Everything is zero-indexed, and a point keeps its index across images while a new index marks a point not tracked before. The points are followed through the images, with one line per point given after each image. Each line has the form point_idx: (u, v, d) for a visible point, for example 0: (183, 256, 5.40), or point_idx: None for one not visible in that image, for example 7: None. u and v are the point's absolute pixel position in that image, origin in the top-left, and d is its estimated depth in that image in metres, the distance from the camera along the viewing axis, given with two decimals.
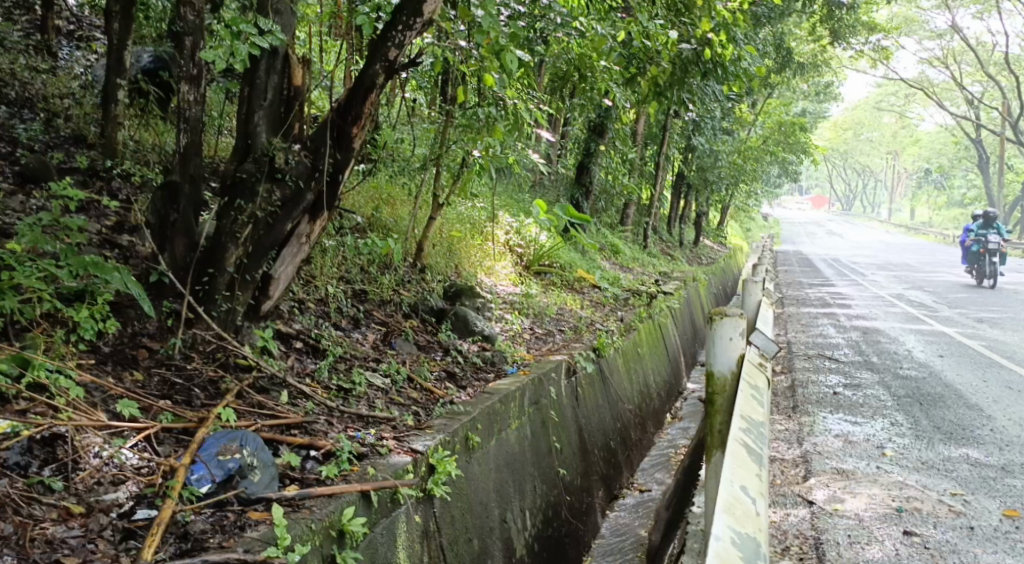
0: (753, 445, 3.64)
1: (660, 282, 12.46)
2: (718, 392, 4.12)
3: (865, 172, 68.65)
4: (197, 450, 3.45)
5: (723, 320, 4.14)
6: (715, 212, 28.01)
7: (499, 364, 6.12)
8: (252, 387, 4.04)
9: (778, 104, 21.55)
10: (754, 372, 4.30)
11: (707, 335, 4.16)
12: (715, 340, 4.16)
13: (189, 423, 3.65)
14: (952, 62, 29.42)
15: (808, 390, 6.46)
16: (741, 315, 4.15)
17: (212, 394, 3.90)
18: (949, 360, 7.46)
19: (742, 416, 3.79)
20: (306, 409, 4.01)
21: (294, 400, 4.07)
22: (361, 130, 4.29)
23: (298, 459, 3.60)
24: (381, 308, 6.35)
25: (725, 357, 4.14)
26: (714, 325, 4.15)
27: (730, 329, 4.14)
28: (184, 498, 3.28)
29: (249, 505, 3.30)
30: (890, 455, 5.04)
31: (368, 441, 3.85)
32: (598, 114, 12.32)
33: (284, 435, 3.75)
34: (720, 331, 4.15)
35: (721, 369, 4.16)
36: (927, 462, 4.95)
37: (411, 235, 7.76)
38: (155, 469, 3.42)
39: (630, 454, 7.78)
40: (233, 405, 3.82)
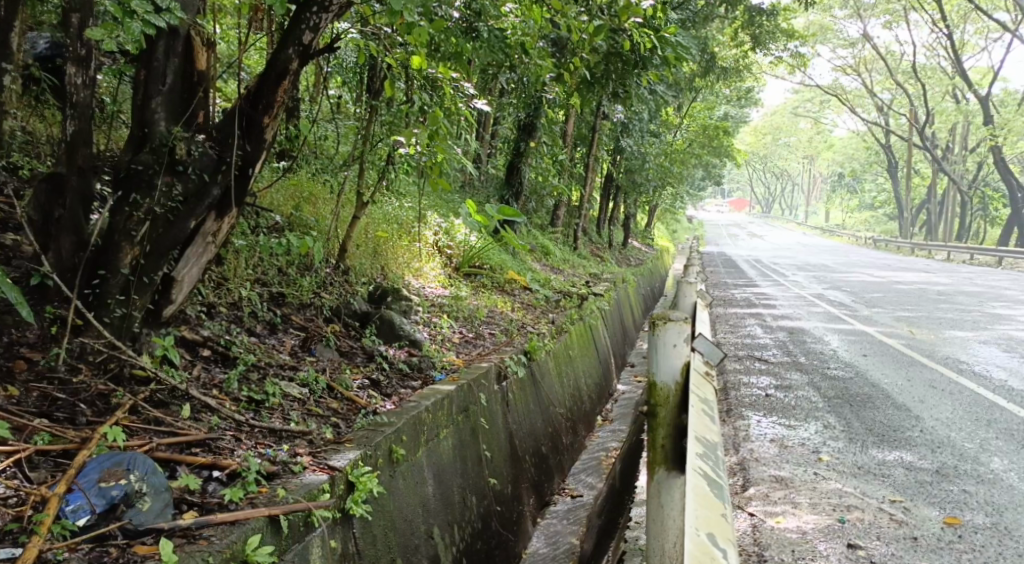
0: (713, 474, 3.45)
1: (591, 283, 12.34)
2: (661, 404, 3.92)
3: (786, 177, 70.24)
4: (74, 476, 3.07)
5: (667, 325, 3.94)
6: (642, 215, 28.14)
7: (425, 369, 5.84)
8: (148, 401, 3.69)
9: (702, 108, 21.75)
10: (701, 382, 4.12)
11: (648, 342, 3.99)
12: (658, 346, 3.98)
13: (69, 444, 3.26)
14: (866, 69, 30.23)
15: (740, 392, 6.33)
16: (685, 321, 3.98)
17: (100, 411, 3.54)
18: (872, 359, 7.43)
19: (697, 440, 3.60)
20: (211, 425, 3.66)
21: (197, 415, 3.71)
22: (273, 119, 3.99)
23: (198, 481, 3.26)
24: (301, 313, 6.01)
25: (669, 365, 3.96)
26: (657, 331, 3.95)
27: (674, 335, 3.96)
28: (55, 533, 2.91)
29: (135, 539, 2.96)
30: (827, 461, 4.91)
31: (281, 458, 3.52)
32: (527, 113, 12.11)
33: (183, 454, 3.40)
34: (664, 338, 3.96)
35: (664, 379, 3.96)
36: (863, 466, 4.84)
37: (334, 235, 7.43)
38: (25, 499, 3.03)
39: (562, 459, 7.57)
40: (124, 423, 3.46)
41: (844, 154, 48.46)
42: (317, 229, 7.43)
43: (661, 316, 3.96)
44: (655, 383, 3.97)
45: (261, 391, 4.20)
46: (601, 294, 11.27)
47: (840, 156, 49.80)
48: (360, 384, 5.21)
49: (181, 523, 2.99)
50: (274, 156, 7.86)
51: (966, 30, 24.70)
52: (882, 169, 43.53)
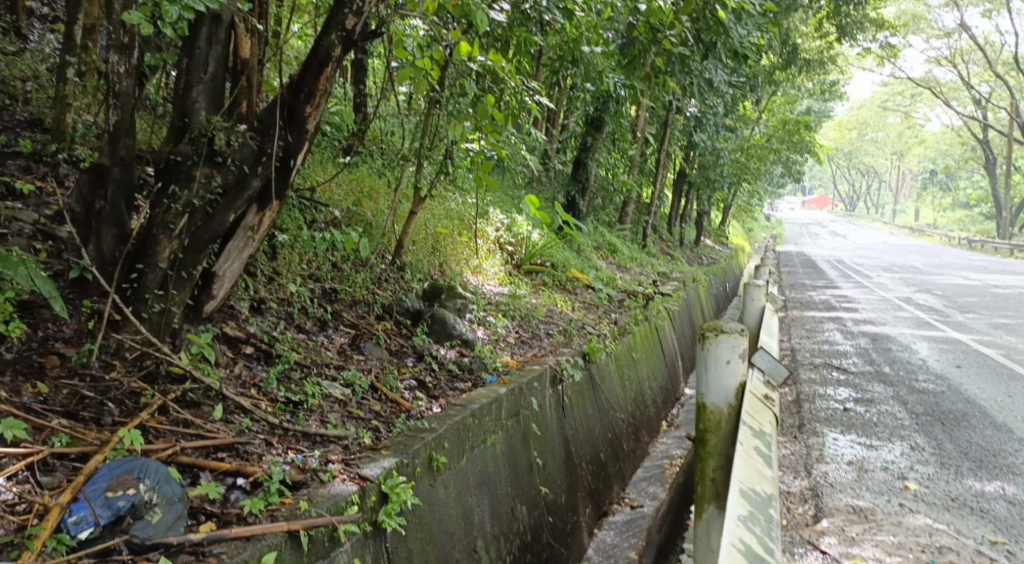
0: (755, 542, 3.17)
1: (659, 282, 12.01)
2: (712, 429, 3.78)
3: (871, 173, 68.14)
4: (82, 484, 2.97)
5: (719, 337, 3.74)
6: (717, 212, 27.51)
7: (476, 369, 5.65)
8: (180, 402, 3.57)
9: (782, 102, 21.12)
10: (757, 407, 3.89)
11: (700, 357, 3.80)
12: (710, 362, 3.79)
13: (88, 447, 3.17)
14: (959, 61, 29.02)
15: (816, 406, 5.96)
16: (740, 335, 3.77)
17: (128, 410, 3.44)
18: (967, 371, 6.95)
19: (742, 494, 3.33)
20: (241, 428, 3.54)
21: (229, 416, 3.60)
22: (316, 108, 3.86)
23: (219, 490, 3.17)
24: (352, 310, 5.88)
25: (721, 385, 3.77)
26: (709, 344, 3.77)
27: (727, 351, 3.77)
28: (60, 546, 2.82)
29: (141, 554, 2.86)
30: (915, 490, 4.54)
31: (310, 465, 3.40)
32: (597, 105, 11.82)
33: (208, 459, 3.30)
34: (716, 354, 3.78)
35: (714, 400, 3.79)
36: (958, 498, 4.46)
37: (391, 230, 7.30)
38: (32, 506, 2.94)
39: (622, 466, 7.30)
40: (150, 424, 3.37)
41: (932, 151, 46.74)
42: (374, 224, 7.31)
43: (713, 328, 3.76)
44: (704, 405, 3.80)
45: (300, 391, 4.06)
46: (669, 294, 10.92)
47: (927, 153, 48.02)
48: (407, 385, 5.03)
49: (192, 537, 2.90)
50: (338, 149, 7.78)
51: None
52: (973, 167, 41.79)
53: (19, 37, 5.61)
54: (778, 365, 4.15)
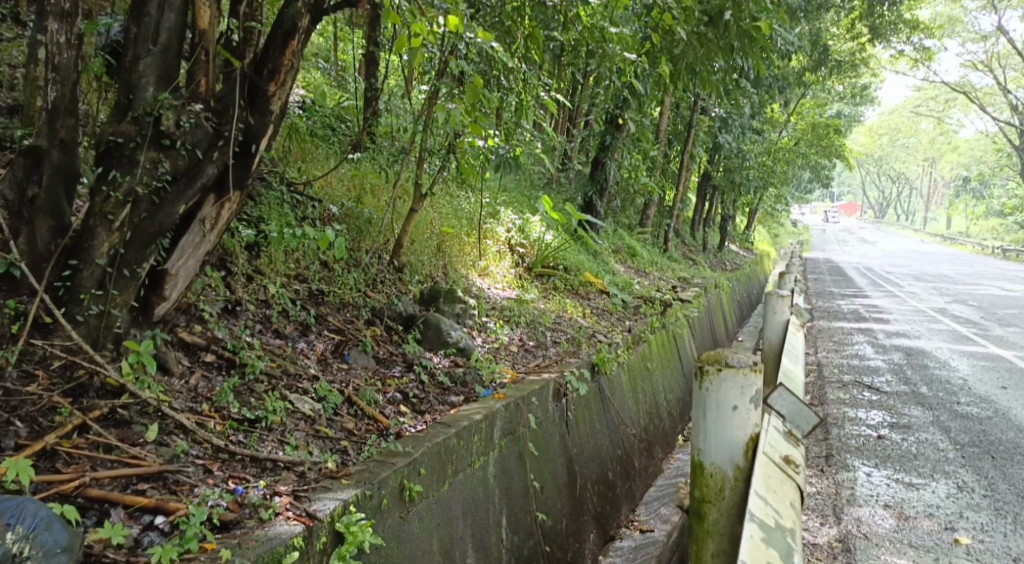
0: None
1: (679, 288, 11.49)
2: (712, 501, 3.39)
3: (901, 180, 67.06)
4: None
5: (721, 375, 3.30)
6: (742, 217, 26.86)
7: (468, 382, 5.19)
8: (104, 421, 3.18)
9: (812, 105, 20.51)
10: (774, 483, 3.31)
11: (701, 401, 3.36)
12: (715, 408, 3.35)
13: None
14: (997, 65, 28.31)
15: (846, 432, 5.44)
16: (749, 378, 3.30)
17: (36, 432, 3.04)
18: (1013, 394, 6.39)
19: None
20: (174, 454, 3.15)
21: (164, 437, 3.21)
22: (281, 84, 3.46)
23: (129, 533, 2.79)
24: (339, 314, 5.42)
25: (725, 436, 3.34)
26: (711, 384, 3.33)
27: (733, 394, 3.32)
28: None
29: None
30: (967, 545, 3.99)
31: (252, 497, 3.03)
32: (617, 103, 11.32)
33: (122, 492, 2.94)
34: (720, 397, 3.33)
35: (716, 460, 3.37)
36: (1018, 556, 3.91)
37: (389, 229, 6.87)
38: None
39: (632, 485, 6.80)
40: (62, 448, 3.02)
41: (965, 158, 45.76)
42: (371, 222, 6.88)
43: (714, 362, 3.33)
44: (704, 465, 3.39)
45: (259, 406, 3.62)
46: (688, 300, 10.41)
47: (960, 160, 47.09)
48: (390, 398, 4.56)
49: None
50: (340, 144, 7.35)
51: None
52: (1007, 175, 40.87)
53: (17, 23, 5.19)
54: (803, 411, 3.62)
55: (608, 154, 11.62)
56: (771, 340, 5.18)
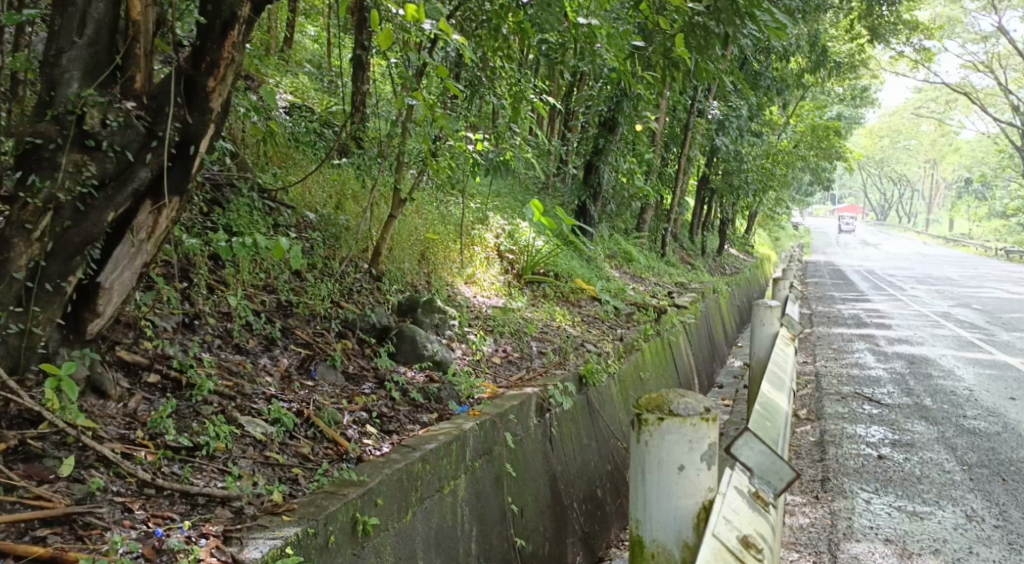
0: None
1: (675, 293, 11.18)
2: None
3: (903, 182, 66.69)
4: None
5: (663, 426, 2.92)
6: (743, 221, 26.50)
7: (442, 398, 4.88)
8: (14, 458, 3.03)
9: (811, 107, 20.22)
10: None
11: (642, 464, 2.97)
12: (658, 471, 2.95)
13: None
14: (998, 65, 28.11)
15: (844, 451, 5.14)
16: (698, 433, 2.92)
17: None
18: (1021, 406, 6.10)
19: None
20: (86, 493, 2.99)
21: (79, 476, 3.05)
22: (220, 79, 3.42)
23: None
24: (308, 326, 5.10)
25: (669, 506, 2.95)
26: (653, 439, 2.94)
27: (679, 452, 2.93)
28: None
29: None
30: None
31: (172, 542, 2.88)
32: (610, 105, 11.02)
33: (26, 539, 2.77)
34: (663, 456, 2.94)
35: (658, 535, 2.97)
36: None
37: (366, 237, 6.58)
38: None
39: (622, 501, 6.49)
40: None
41: (965, 160, 45.49)
42: (348, 229, 6.59)
43: (655, 411, 2.94)
44: (645, 541, 2.99)
45: (201, 432, 3.42)
46: (684, 306, 10.11)
47: (960, 161, 46.89)
48: (356, 418, 4.25)
49: None
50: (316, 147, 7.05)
51: None
52: (1009, 176, 40.65)
53: None
54: (777, 464, 3.07)
55: (601, 157, 11.21)
56: (760, 354, 4.92)
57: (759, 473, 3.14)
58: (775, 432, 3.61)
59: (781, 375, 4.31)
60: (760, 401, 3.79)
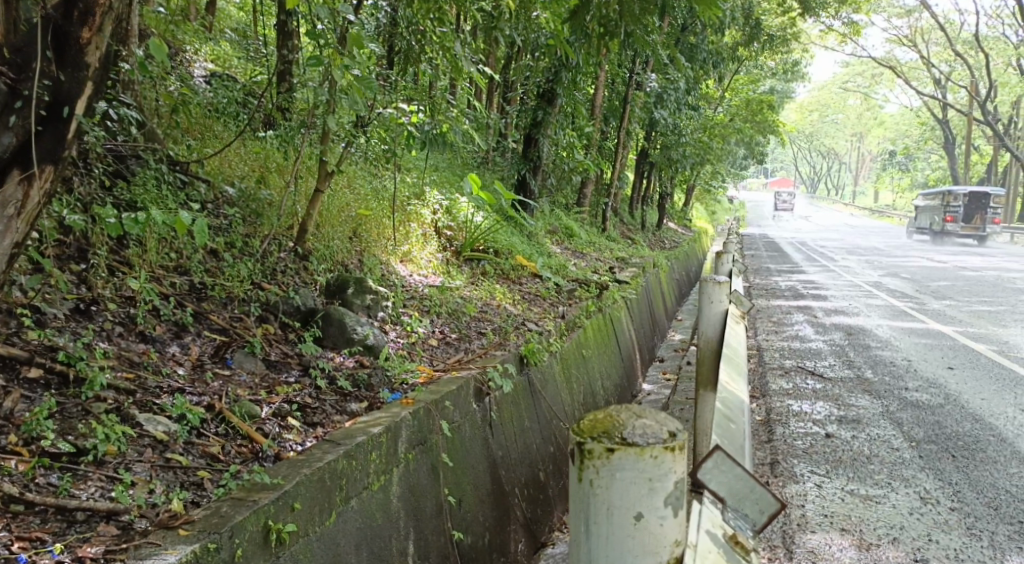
0: None
1: (616, 268, 10.96)
2: None
3: (834, 156, 67.78)
4: None
5: (614, 460, 2.37)
6: (680, 195, 26.48)
7: (373, 385, 4.54)
8: None
9: (746, 81, 20.17)
10: None
11: (587, 509, 2.41)
12: (608, 520, 2.39)
13: None
14: (922, 39, 28.56)
15: (790, 431, 4.94)
16: (658, 468, 2.37)
17: None
18: (962, 375, 6.00)
19: None
20: None
21: None
22: (95, 29, 3.14)
23: None
24: (224, 311, 4.71)
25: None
26: (601, 478, 2.38)
27: (633, 495, 2.38)
28: None
29: None
30: None
31: None
32: (544, 77, 10.71)
33: None
34: (614, 499, 2.38)
35: None
36: None
37: (291, 213, 6.18)
38: None
39: (566, 484, 6.25)
40: None
41: (894, 133, 46.35)
42: (270, 205, 6.18)
43: (604, 440, 2.38)
44: None
45: (88, 434, 3.10)
46: (625, 282, 9.88)
47: (888, 135, 47.81)
48: (277, 410, 3.85)
49: None
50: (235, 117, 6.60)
51: None
52: (933, 148, 41.57)
53: None
54: (757, 492, 2.71)
55: (540, 130, 10.89)
56: (708, 335, 4.53)
57: (732, 503, 2.76)
58: (740, 434, 3.35)
59: (736, 361, 4.12)
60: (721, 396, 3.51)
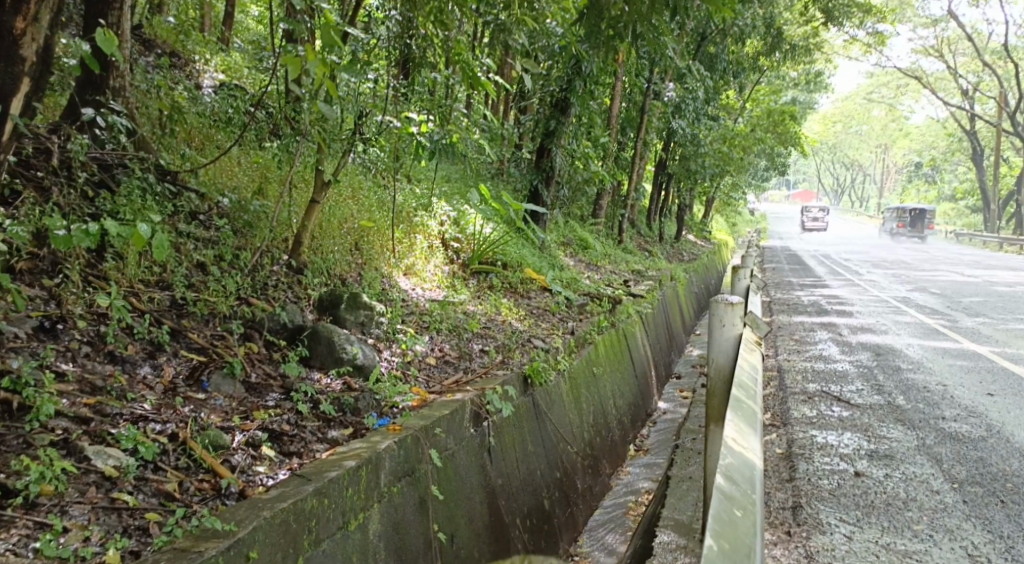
0: None
1: (631, 281, 10.62)
2: None
3: (856, 168, 67.01)
4: None
5: None
6: (700, 206, 26.02)
7: (359, 410, 4.25)
8: None
9: (767, 91, 19.76)
10: None
11: None
12: None
13: None
14: (947, 50, 28.00)
15: (816, 469, 4.60)
16: None
17: None
18: (999, 402, 5.65)
19: None
20: None
21: None
22: (30, 19, 3.17)
23: None
24: (205, 329, 4.44)
25: None
26: None
27: None
28: None
29: None
30: None
31: None
32: (556, 87, 10.40)
33: None
34: None
35: None
36: None
37: (287, 225, 5.91)
38: None
39: (572, 511, 5.91)
40: None
41: (917, 144, 45.67)
42: None
43: None
44: None
45: (22, 472, 3.07)
46: (640, 295, 9.54)
47: (911, 146, 47.10)
48: (249, 438, 3.67)
49: None
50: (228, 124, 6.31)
51: None
52: (957, 159, 40.93)
53: None
54: None
55: (553, 140, 10.40)
56: (720, 361, 4.21)
57: None
58: (748, 525, 2.92)
59: (747, 401, 3.75)
60: (726, 474, 3.10)
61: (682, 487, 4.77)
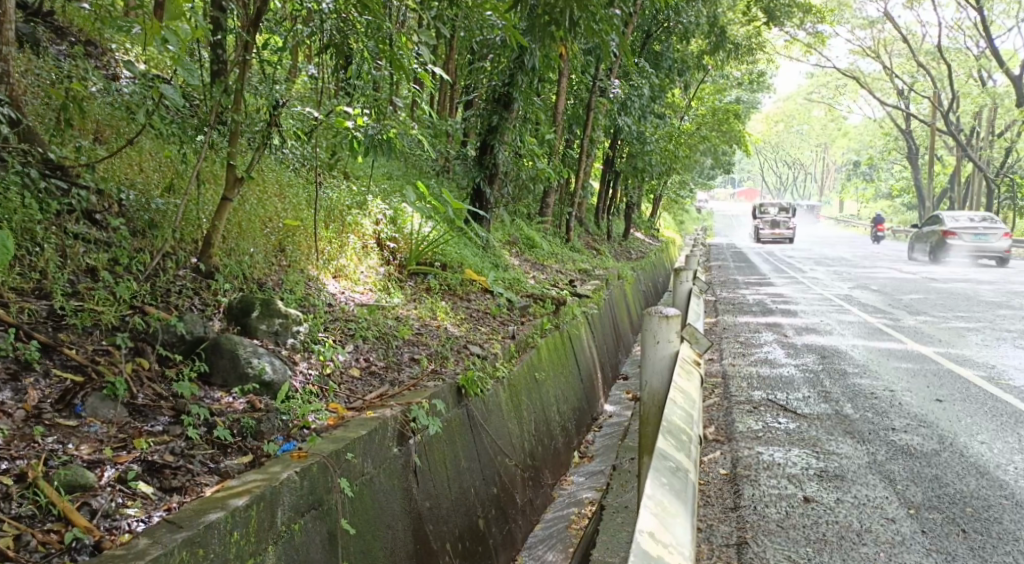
0: None
1: (576, 281, 10.24)
2: None
3: (800, 167, 67.73)
4: None
5: None
6: (648, 205, 25.81)
7: (263, 434, 3.80)
8: None
9: (711, 91, 19.62)
10: None
11: None
12: None
13: None
14: (885, 50, 28.21)
15: (761, 495, 4.25)
16: None
17: None
18: (950, 409, 5.37)
19: None
20: None
21: None
22: None
23: None
24: (88, 342, 3.94)
25: None
26: None
27: None
28: None
29: None
30: None
31: None
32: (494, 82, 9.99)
33: None
34: None
35: None
36: None
37: (197, 223, 5.37)
38: None
39: (511, 529, 5.49)
40: None
41: (858, 143, 46.21)
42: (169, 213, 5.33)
43: None
44: None
45: None
46: (586, 295, 9.16)
47: (853, 145, 47.65)
48: (121, 473, 3.36)
49: None
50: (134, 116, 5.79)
51: (994, 8, 22.58)
52: (896, 158, 41.43)
53: None
54: None
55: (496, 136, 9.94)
56: (654, 385, 4.08)
57: None
58: None
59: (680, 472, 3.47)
60: None
61: (616, 520, 4.51)
